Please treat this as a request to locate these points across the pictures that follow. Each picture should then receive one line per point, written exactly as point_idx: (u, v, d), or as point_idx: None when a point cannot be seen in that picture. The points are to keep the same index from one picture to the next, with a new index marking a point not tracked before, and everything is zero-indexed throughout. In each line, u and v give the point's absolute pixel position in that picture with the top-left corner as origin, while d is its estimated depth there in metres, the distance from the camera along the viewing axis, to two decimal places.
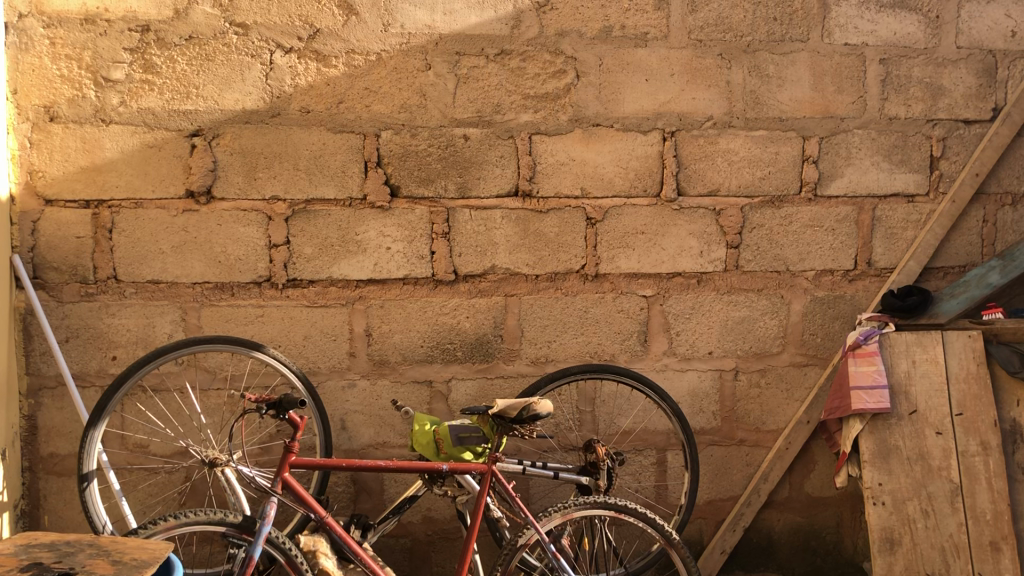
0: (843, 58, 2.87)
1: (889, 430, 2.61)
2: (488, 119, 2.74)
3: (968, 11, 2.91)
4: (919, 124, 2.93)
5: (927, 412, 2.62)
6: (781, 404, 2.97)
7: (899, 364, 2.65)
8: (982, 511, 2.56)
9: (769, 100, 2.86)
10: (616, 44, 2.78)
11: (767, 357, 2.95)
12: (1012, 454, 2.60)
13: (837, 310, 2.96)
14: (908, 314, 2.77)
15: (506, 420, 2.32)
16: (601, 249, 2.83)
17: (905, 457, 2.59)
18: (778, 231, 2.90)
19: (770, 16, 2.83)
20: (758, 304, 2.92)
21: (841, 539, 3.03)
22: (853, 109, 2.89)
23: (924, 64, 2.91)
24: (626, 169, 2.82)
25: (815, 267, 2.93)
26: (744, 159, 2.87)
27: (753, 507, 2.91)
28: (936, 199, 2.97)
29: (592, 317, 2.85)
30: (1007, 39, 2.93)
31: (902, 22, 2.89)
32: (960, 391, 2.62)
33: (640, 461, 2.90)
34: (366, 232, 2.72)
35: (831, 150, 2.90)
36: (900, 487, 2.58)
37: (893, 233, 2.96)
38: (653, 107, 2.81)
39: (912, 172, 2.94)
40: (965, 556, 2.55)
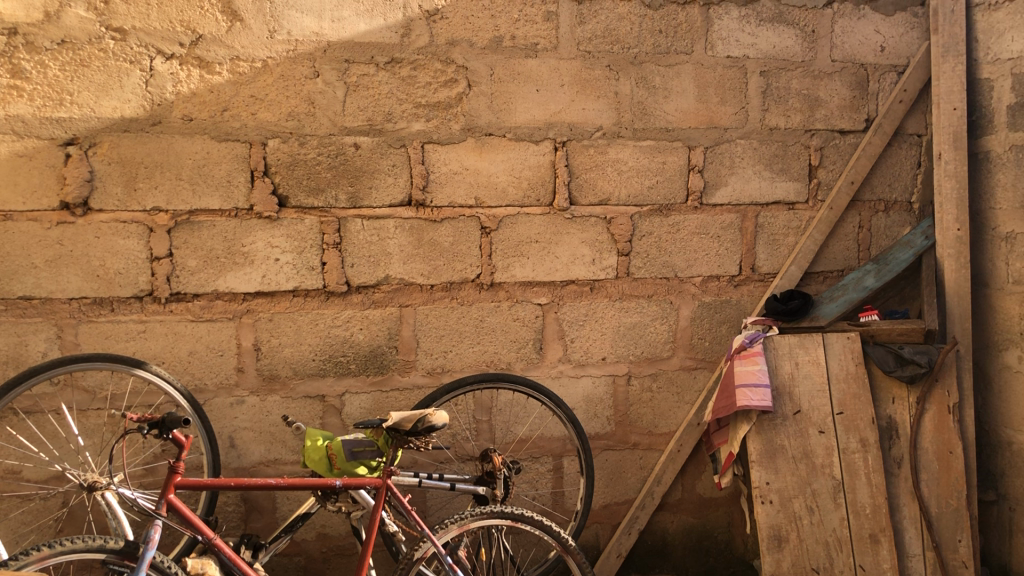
0: (726, 71, 2.96)
1: (774, 430, 2.70)
2: (379, 128, 2.71)
3: (842, 27, 3.04)
4: (798, 135, 3.04)
5: (810, 412, 2.72)
6: (672, 408, 3.04)
7: (783, 365, 2.75)
8: (862, 505, 2.67)
9: (655, 111, 2.92)
10: (507, 54, 2.79)
11: (658, 362, 3.00)
12: (889, 450, 2.73)
13: (723, 314, 3.04)
14: (791, 317, 2.86)
15: (401, 432, 2.28)
16: (495, 258, 2.83)
17: (790, 455, 2.68)
18: (666, 239, 2.97)
19: (656, 28, 2.89)
20: (649, 310, 2.98)
21: (731, 538, 3.12)
22: (735, 120, 2.98)
23: (801, 77, 3.03)
24: (519, 178, 2.83)
25: (702, 274, 3.01)
26: (633, 168, 2.92)
27: (647, 510, 2.96)
28: (815, 207, 3.09)
29: (487, 326, 2.84)
30: (877, 54, 3.08)
31: (781, 36, 2.99)
32: (840, 391, 2.74)
33: (536, 469, 2.91)
34: (253, 243, 2.65)
35: (716, 160, 2.98)
36: (786, 485, 2.66)
37: (775, 239, 3.06)
38: (544, 117, 2.83)
39: (792, 181, 3.05)
40: (847, 550, 2.64)
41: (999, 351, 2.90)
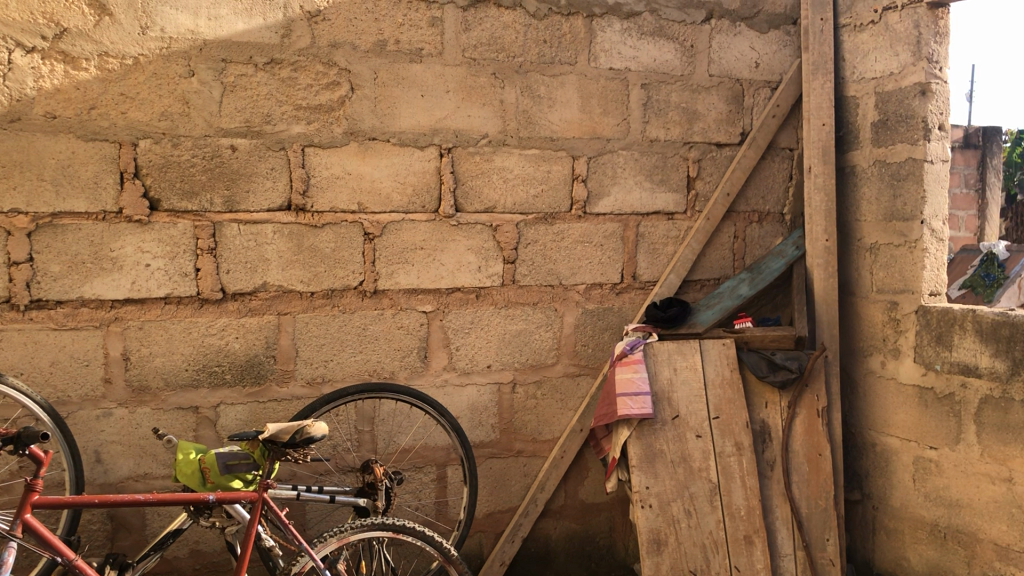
0: (608, 82, 3.01)
1: (654, 435, 2.74)
2: (258, 130, 2.63)
3: (719, 43, 3.14)
4: (677, 146, 3.12)
5: (687, 417, 2.78)
6: (556, 414, 3.06)
7: (662, 371, 2.81)
8: (737, 508, 2.75)
9: (539, 120, 2.94)
10: (391, 59, 2.75)
11: (542, 369, 3.02)
12: (762, 453, 2.82)
13: (606, 321, 3.09)
14: (669, 324, 2.94)
15: (277, 444, 2.22)
16: (379, 264, 2.79)
17: (669, 460, 2.73)
18: (550, 246, 2.99)
19: (540, 38, 2.91)
20: (534, 318, 2.99)
21: (613, 542, 3.16)
22: (617, 130, 3.03)
23: (681, 90, 3.10)
24: (403, 184, 2.80)
25: (585, 281, 3.05)
26: (518, 176, 2.93)
27: (530, 517, 2.97)
28: (693, 217, 3.17)
29: (370, 334, 2.80)
30: (752, 70, 3.19)
31: (661, 50, 3.06)
32: (716, 396, 2.81)
33: (420, 478, 2.88)
34: (121, 248, 2.53)
35: (599, 170, 3.02)
36: (665, 489, 2.71)
37: (656, 248, 3.13)
38: (429, 122, 2.81)
39: (671, 192, 3.13)
40: (723, 551, 2.71)
41: (864, 356, 3.04)
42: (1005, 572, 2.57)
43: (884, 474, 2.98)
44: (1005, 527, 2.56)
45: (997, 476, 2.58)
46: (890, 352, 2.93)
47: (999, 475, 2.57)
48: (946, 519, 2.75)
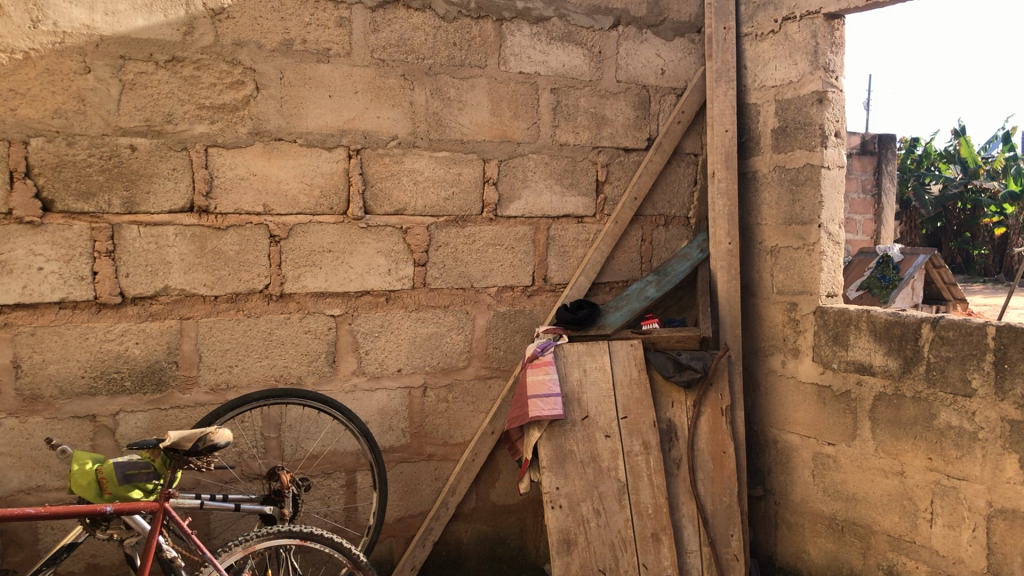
0: (518, 86, 3.02)
1: (564, 436, 2.77)
2: (158, 129, 2.56)
3: (626, 49, 3.19)
4: (586, 151, 3.16)
5: (597, 417, 2.81)
6: (467, 417, 3.05)
7: (572, 373, 2.83)
8: (645, 506, 2.79)
9: (449, 122, 2.94)
10: (298, 58, 2.71)
11: (452, 372, 3.01)
12: (669, 451, 2.88)
13: (517, 324, 3.10)
14: (579, 326, 2.97)
15: (179, 453, 2.15)
16: (286, 268, 2.74)
17: (578, 460, 2.76)
18: (461, 249, 2.99)
19: (450, 40, 2.91)
20: (444, 321, 2.98)
21: (524, 544, 3.17)
22: (527, 134, 3.05)
23: (589, 95, 3.14)
24: (310, 186, 2.76)
25: (496, 284, 3.05)
26: (428, 179, 2.92)
27: (441, 521, 2.96)
28: (602, 220, 3.22)
29: (277, 339, 2.75)
30: (658, 77, 3.25)
31: (570, 55, 3.10)
32: (625, 396, 2.85)
33: (328, 485, 2.84)
34: (11, 250, 2.42)
35: (509, 173, 3.04)
36: (575, 489, 2.74)
37: (566, 251, 3.16)
38: (337, 124, 2.78)
39: (581, 195, 3.16)
40: (631, 549, 2.75)
41: (765, 356, 3.13)
42: (898, 561, 2.68)
43: (785, 470, 3.07)
44: (898, 519, 2.67)
45: (891, 470, 2.69)
46: (790, 352, 3.03)
47: (892, 469, 2.68)
48: (843, 513, 2.85)
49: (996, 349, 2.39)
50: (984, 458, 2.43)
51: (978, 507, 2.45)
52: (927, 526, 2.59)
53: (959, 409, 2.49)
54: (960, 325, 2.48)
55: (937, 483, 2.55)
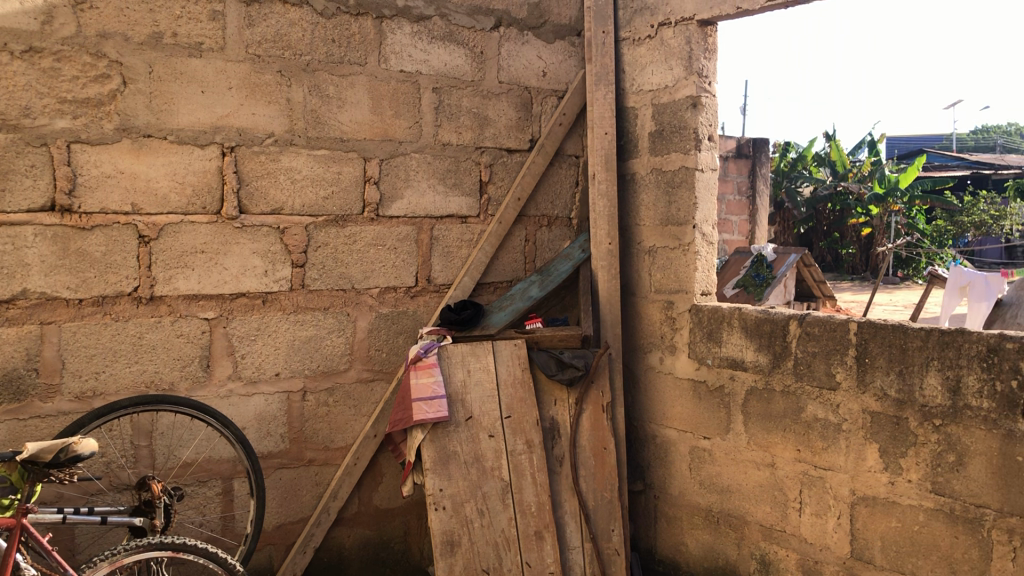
0: (399, 85, 2.99)
1: (447, 437, 2.76)
2: (15, 123, 2.42)
3: (507, 50, 3.20)
4: (469, 151, 3.15)
5: (480, 418, 2.81)
6: (349, 421, 3.01)
7: (455, 374, 2.83)
8: (528, 504, 2.81)
9: (328, 120, 2.88)
10: (168, 52, 2.60)
11: (334, 375, 2.96)
12: (551, 449, 2.91)
13: (400, 325, 3.08)
14: (462, 326, 2.96)
15: (39, 465, 2.04)
16: (156, 269, 2.64)
17: (461, 461, 2.75)
18: (341, 249, 2.94)
19: (328, 37, 2.86)
20: (325, 323, 2.93)
21: (408, 547, 3.15)
22: (409, 133, 3.03)
23: (471, 95, 3.14)
24: (182, 184, 2.66)
25: (378, 285, 3.02)
26: (307, 177, 2.86)
27: (323, 527, 2.90)
28: (486, 221, 3.22)
29: (147, 343, 2.63)
30: (539, 78, 3.28)
31: (451, 54, 3.09)
32: (508, 396, 2.86)
33: (203, 493, 2.75)
34: None
35: (390, 173, 3.00)
36: (458, 490, 2.73)
37: (449, 251, 3.15)
38: (210, 120, 2.69)
39: (464, 195, 3.16)
40: (515, 548, 2.77)
41: (644, 353, 3.20)
42: (770, 550, 2.78)
43: (663, 465, 3.14)
44: (770, 509, 2.77)
45: (762, 461, 2.79)
46: (667, 349, 3.10)
47: (764, 461, 2.78)
48: (718, 505, 2.94)
49: (858, 344, 2.51)
50: (847, 448, 2.55)
51: (843, 496, 2.56)
52: (796, 515, 2.69)
53: (825, 402, 2.60)
54: (825, 322, 2.59)
55: (805, 474, 2.66)
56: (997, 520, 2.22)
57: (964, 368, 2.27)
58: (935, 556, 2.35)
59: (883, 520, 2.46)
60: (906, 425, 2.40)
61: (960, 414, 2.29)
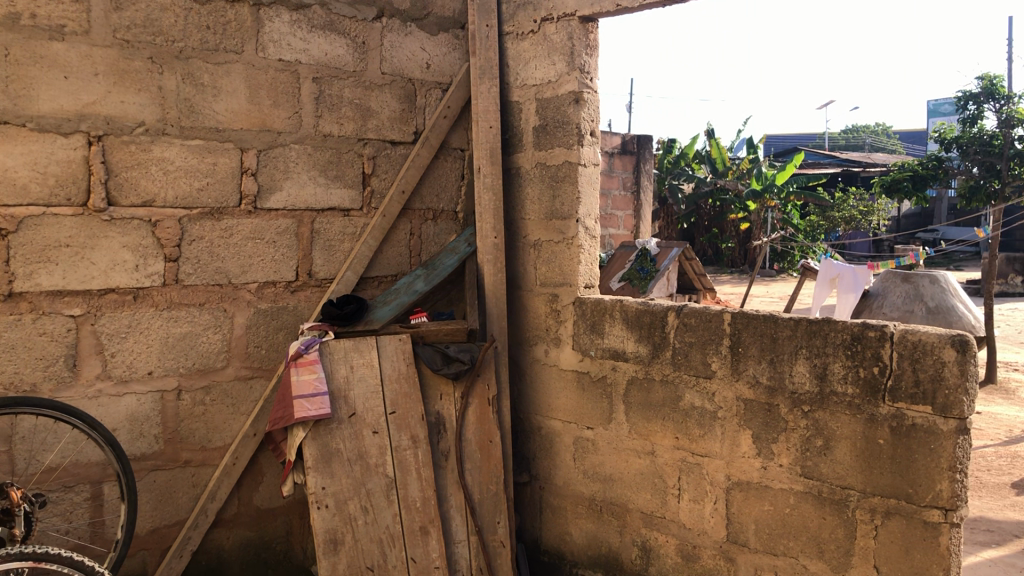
0: (277, 74, 2.92)
1: (329, 434, 2.71)
2: None
3: (390, 41, 3.16)
4: (351, 143, 3.10)
5: (364, 414, 2.78)
6: (227, 420, 2.92)
7: (338, 370, 2.78)
8: (413, 500, 2.79)
9: (203, 109, 2.79)
10: (26, 35, 2.46)
11: (211, 373, 2.87)
12: (436, 444, 2.89)
13: (280, 321, 3.00)
14: (345, 321, 2.91)
15: None
16: (15, 264, 2.49)
17: (345, 458, 2.71)
18: (218, 243, 2.84)
19: (202, 23, 2.76)
20: (200, 319, 2.83)
21: (290, 546, 3.08)
22: (288, 124, 2.96)
23: (353, 86, 3.09)
24: (43, 174, 2.52)
25: (256, 280, 2.93)
26: (180, 168, 2.76)
27: (200, 529, 2.81)
28: (369, 214, 3.18)
29: (6, 343, 2.49)
30: (423, 70, 3.25)
31: (332, 44, 3.03)
32: (392, 391, 2.83)
33: (70, 499, 2.63)
34: None
35: (269, 164, 2.93)
36: (341, 488, 2.69)
37: (331, 245, 3.09)
38: (74, 107, 2.56)
39: (346, 188, 3.10)
40: (400, 544, 2.74)
41: (529, 346, 3.22)
42: (650, 536, 2.84)
43: (548, 456, 3.17)
44: (650, 496, 2.84)
45: (643, 450, 2.85)
46: (552, 341, 3.13)
47: (644, 449, 2.84)
48: (601, 494, 2.99)
49: (732, 334, 2.59)
50: (723, 435, 2.63)
51: (719, 481, 2.64)
52: (675, 502, 2.76)
53: (701, 390, 2.68)
54: (702, 313, 2.67)
55: (683, 460, 2.73)
56: (860, 501, 2.33)
57: (830, 356, 2.38)
58: (804, 537, 2.45)
59: (757, 504, 2.55)
60: (777, 411, 2.50)
61: (826, 400, 2.39)
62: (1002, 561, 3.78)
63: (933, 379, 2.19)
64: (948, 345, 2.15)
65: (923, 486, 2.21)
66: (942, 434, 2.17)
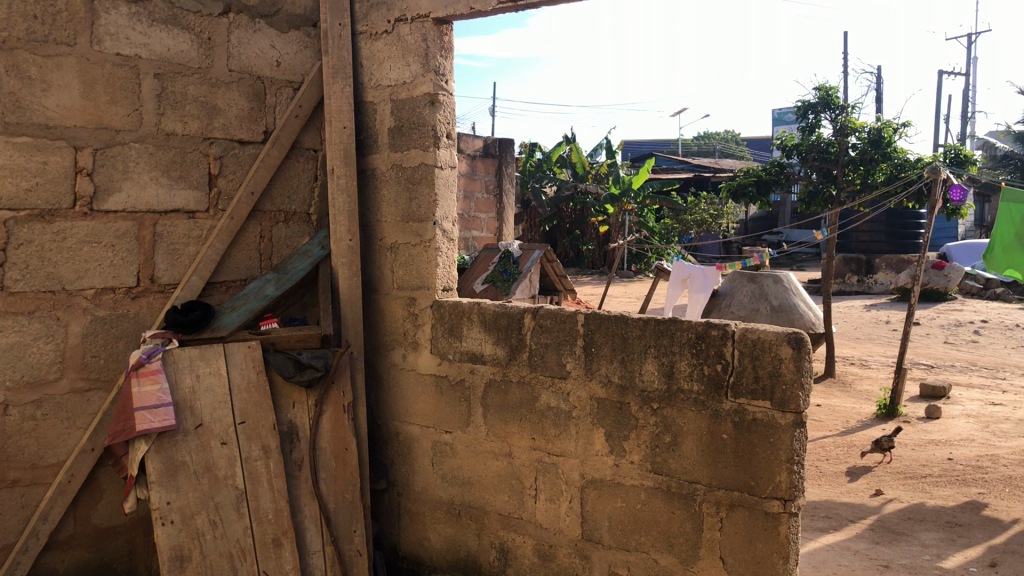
0: (115, 69, 2.77)
1: (174, 446, 2.59)
2: None
3: (237, 38, 3.05)
4: (196, 142, 2.98)
5: (211, 425, 2.66)
6: (61, 435, 2.74)
7: (184, 379, 2.65)
8: (265, 511, 2.70)
9: (31, 104, 2.62)
10: None
11: (42, 387, 2.69)
12: (289, 453, 2.81)
13: (120, 329, 2.84)
14: (191, 328, 2.79)
15: None
16: None
17: (191, 471, 2.60)
18: (49, 247, 2.67)
19: (29, 12, 2.59)
20: (30, 329, 2.65)
21: (133, 566, 2.92)
22: (127, 122, 2.81)
23: (198, 83, 2.97)
24: None
25: (93, 286, 2.77)
26: (5, 167, 2.58)
27: (29, 553, 2.64)
28: (216, 216, 3.05)
29: None
30: (273, 68, 3.16)
31: (175, 39, 2.90)
32: (242, 400, 2.73)
33: None
34: None
35: (105, 163, 2.77)
36: (187, 502, 2.57)
37: (175, 249, 2.96)
38: None
39: (191, 189, 2.98)
40: (251, 558, 2.65)
41: (387, 350, 3.18)
42: (507, 538, 2.86)
43: (406, 461, 3.14)
44: (507, 498, 2.85)
45: (500, 452, 2.86)
46: (409, 345, 3.10)
47: (501, 451, 2.85)
48: (459, 498, 2.98)
49: (585, 335, 2.64)
50: (577, 434, 2.67)
51: (573, 480, 2.68)
52: (532, 502, 2.78)
53: (556, 390, 2.71)
54: (556, 314, 2.70)
55: (539, 461, 2.76)
56: (707, 494, 2.41)
57: (677, 354, 2.45)
58: (654, 531, 2.51)
59: (610, 501, 2.60)
60: (628, 409, 2.55)
61: (674, 397, 2.46)
62: (838, 545, 4.01)
63: (771, 375, 2.28)
64: (784, 342, 2.25)
65: (764, 478, 2.30)
66: (780, 427, 2.27)
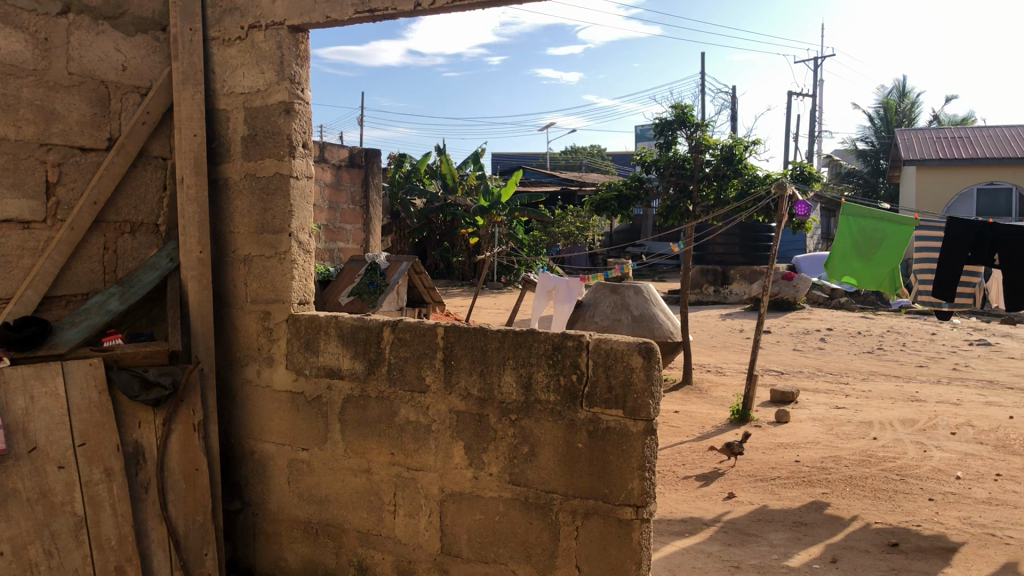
0: None
1: (5, 473, 2.43)
2: None
3: (77, 39, 2.90)
4: (31, 148, 2.81)
5: (47, 448, 2.50)
6: None
7: (16, 401, 2.49)
8: (107, 538, 2.56)
9: None
10: None
11: None
12: (134, 475, 2.67)
13: None
14: (25, 346, 2.62)
15: None
16: None
17: (23, 499, 2.44)
18: None
19: None
20: None
21: None
22: None
23: (33, 86, 2.80)
24: None
25: None
26: None
27: None
28: (54, 227, 2.89)
29: None
30: (117, 73, 3.00)
31: (6, 39, 2.74)
32: (82, 421, 2.58)
33: None
34: None
35: None
36: (19, 531, 2.42)
37: (7, 261, 2.79)
38: None
39: (25, 198, 2.81)
40: None
41: (240, 366, 3.08)
42: (365, 555, 2.81)
43: (261, 480, 3.05)
44: (365, 514, 2.80)
45: (358, 468, 2.81)
46: (264, 360, 3.02)
47: (359, 467, 2.80)
48: (316, 516, 2.91)
49: (444, 348, 2.63)
50: (436, 448, 2.65)
51: (432, 494, 2.66)
52: (390, 518, 2.75)
53: (415, 404, 2.69)
54: (415, 328, 2.69)
55: (398, 476, 2.73)
56: (563, 504, 2.44)
57: (534, 365, 2.47)
58: (512, 542, 2.52)
59: (468, 514, 2.60)
60: (487, 421, 2.56)
61: (531, 408, 2.48)
62: (693, 548, 4.14)
63: (623, 384, 2.33)
64: (635, 352, 2.31)
65: (617, 486, 2.35)
66: (632, 435, 2.32)
